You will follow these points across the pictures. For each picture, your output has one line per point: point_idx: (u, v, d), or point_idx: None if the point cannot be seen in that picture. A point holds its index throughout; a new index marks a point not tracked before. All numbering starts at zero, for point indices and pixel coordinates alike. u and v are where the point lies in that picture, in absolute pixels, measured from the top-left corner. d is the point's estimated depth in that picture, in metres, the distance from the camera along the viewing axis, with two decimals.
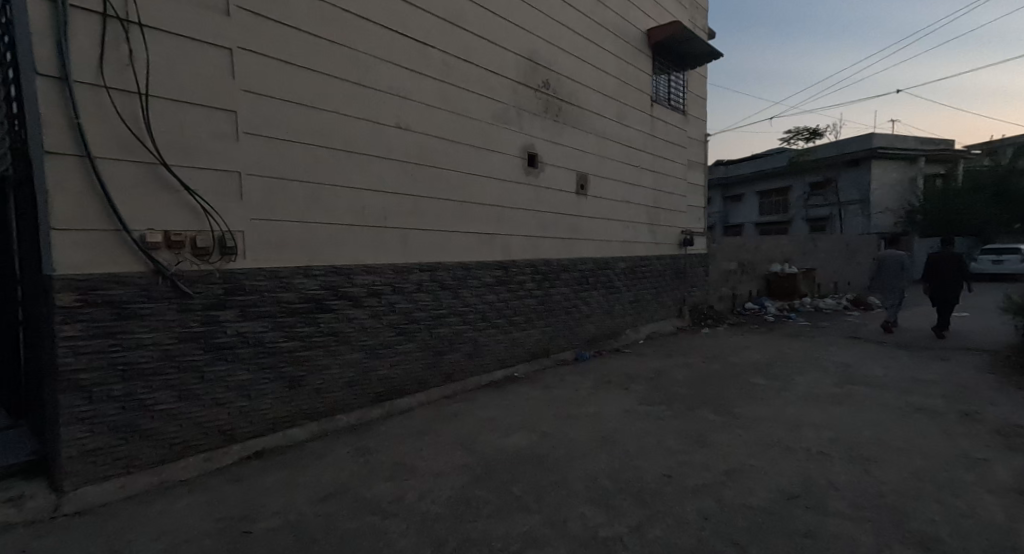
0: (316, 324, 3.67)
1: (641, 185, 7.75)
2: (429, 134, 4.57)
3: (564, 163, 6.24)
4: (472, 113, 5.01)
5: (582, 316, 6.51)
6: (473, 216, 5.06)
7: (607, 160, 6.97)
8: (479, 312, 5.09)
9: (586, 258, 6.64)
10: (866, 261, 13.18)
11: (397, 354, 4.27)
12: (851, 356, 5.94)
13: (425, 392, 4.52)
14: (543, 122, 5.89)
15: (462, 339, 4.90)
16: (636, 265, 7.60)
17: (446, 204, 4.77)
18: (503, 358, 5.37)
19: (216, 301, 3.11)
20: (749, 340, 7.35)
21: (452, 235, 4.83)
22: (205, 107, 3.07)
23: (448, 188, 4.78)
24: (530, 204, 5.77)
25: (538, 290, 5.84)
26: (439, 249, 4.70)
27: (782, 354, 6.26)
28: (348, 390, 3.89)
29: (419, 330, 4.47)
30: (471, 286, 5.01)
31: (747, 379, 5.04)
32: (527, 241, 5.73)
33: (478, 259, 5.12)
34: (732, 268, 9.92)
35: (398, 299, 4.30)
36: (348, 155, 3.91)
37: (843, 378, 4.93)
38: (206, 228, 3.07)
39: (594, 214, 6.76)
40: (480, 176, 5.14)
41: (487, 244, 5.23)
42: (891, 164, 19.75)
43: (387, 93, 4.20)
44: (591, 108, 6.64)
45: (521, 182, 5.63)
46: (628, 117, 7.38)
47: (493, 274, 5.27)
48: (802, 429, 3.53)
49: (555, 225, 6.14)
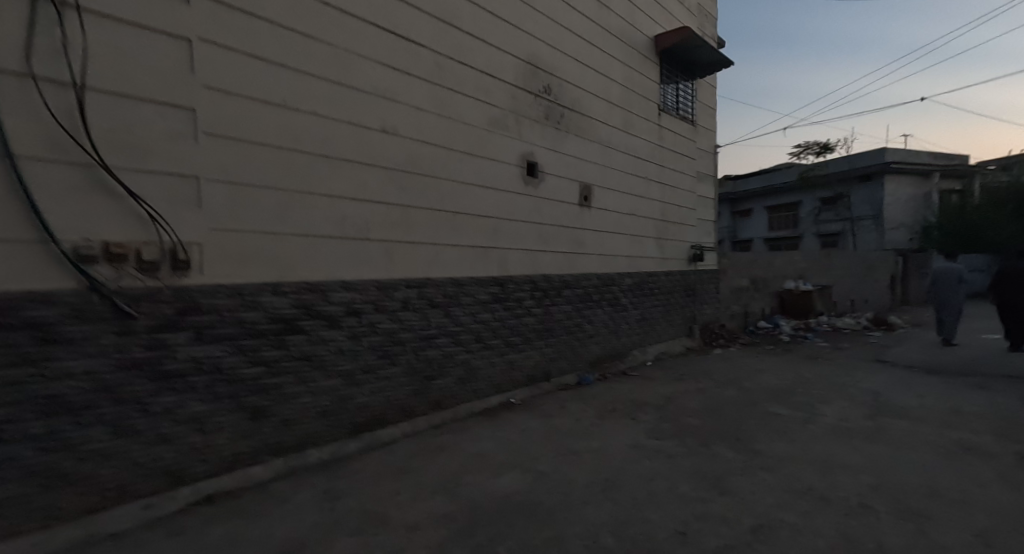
0: (285, 347, 3.29)
1: (648, 198, 7.38)
2: (418, 140, 4.23)
3: (566, 173, 5.88)
4: (467, 117, 4.68)
5: (585, 336, 6.09)
6: (467, 228, 4.69)
7: (612, 171, 6.62)
8: (473, 333, 4.69)
9: (590, 274, 6.24)
10: (883, 279, 12.68)
11: (379, 380, 3.87)
12: (878, 383, 5.47)
13: (411, 422, 4.10)
14: (544, 130, 5.54)
15: (453, 362, 4.49)
16: (643, 282, 7.19)
17: (437, 215, 4.41)
18: (499, 382, 4.95)
19: (165, 322, 2.73)
20: (765, 362, 6.88)
21: (443, 248, 4.46)
22: (158, 104, 2.73)
23: (439, 198, 4.43)
24: (530, 216, 5.40)
25: (537, 308, 5.44)
26: (429, 264, 4.33)
27: (802, 379, 5.80)
28: (322, 421, 3.49)
29: (405, 352, 4.07)
30: (464, 304, 4.62)
31: (767, 408, 4.58)
32: (526, 256, 5.35)
33: (472, 274, 4.74)
34: (744, 285, 9.48)
35: (382, 319, 3.91)
36: (326, 161, 3.57)
37: (873, 409, 4.47)
38: (154, 239, 2.70)
39: (598, 227, 6.38)
40: (475, 185, 4.78)
41: (482, 258, 4.85)
42: (903, 179, 19.31)
43: (371, 94, 3.87)
44: (595, 116, 6.31)
45: (519, 192, 5.27)
46: (634, 126, 7.03)
47: (489, 290, 4.88)
48: (835, 474, 3.08)
49: (557, 239, 5.76)
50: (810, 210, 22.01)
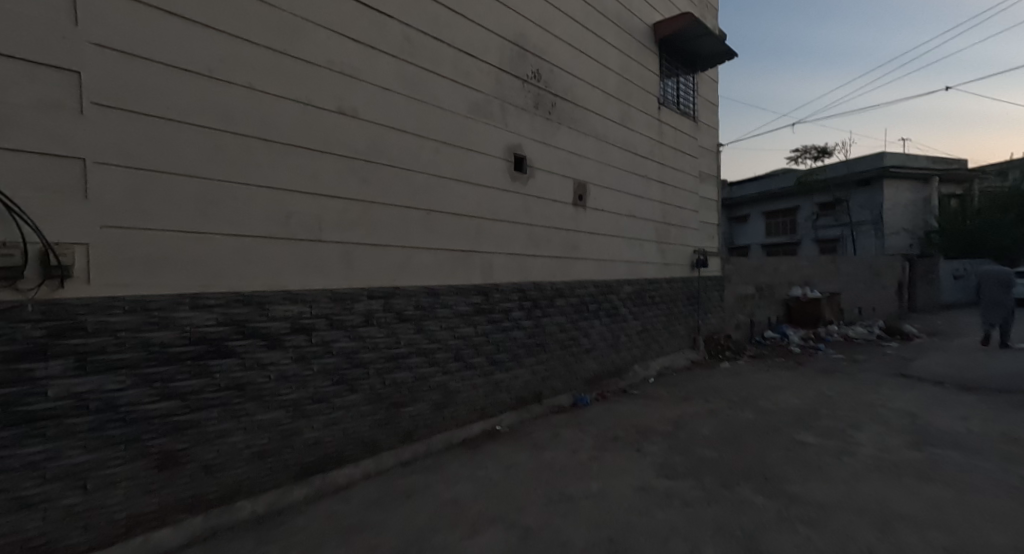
0: (208, 375, 2.63)
1: (649, 198, 6.79)
2: (385, 125, 3.62)
3: (558, 169, 5.28)
4: (445, 102, 4.07)
5: (580, 351, 5.46)
6: (443, 229, 4.07)
7: (609, 167, 6.03)
8: (450, 350, 4.05)
9: (586, 281, 5.62)
10: (890, 285, 12.15)
11: (334, 410, 3.22)
12: (910, 402, 4.86)
13: (374, 459, 3.44)
14: (533, 119, 4.94)
15: (427, 385, 3.85)
16: (644, 290, 6.58)
17: (408, 213, 3.79)
18: (481, 407, 4.31)
19: (29, 347, 2.08)
20: (778, 378, 6.26)
21: (415, 252, 3.83)
22: (25, 63, 2.09)
23: (411, 194, 3.81)
24: (517, 216, 4.79)
25: (526, 321, 4.81)
26: (398, 270, 3.70)
27: (823, 398, 5.19)
28: (258, 464, 2.82)
29: (367, 376, 3.43)
30: (440, 317, 3.99)
31: (792, 437, 3.96)
32: (514, 261, 4.73)
33: (450, 282, 4.11)
34: (749, 292, 8.89)
35: (338, 337, 3.26)
36: (266, 145, 2.94)
37: (915, 436, 3.86)
38: (15, 238, 2.05)
39: (594, 229, 5.77)
40: (454, 180, 4.16)
41: (462, 263, 4.22)
42: (903, 184, 18.91)
43: (326, 68, 3.25)
44: (590, 106, 5.73)
45: (505, 189, 4.66)
46: (632, 120, 6.46)
47: (470, 301, 4.25)
48: (896, 531, 2.46)
49: (548, 242, 5.14)
50: (808, 215, 21.57)
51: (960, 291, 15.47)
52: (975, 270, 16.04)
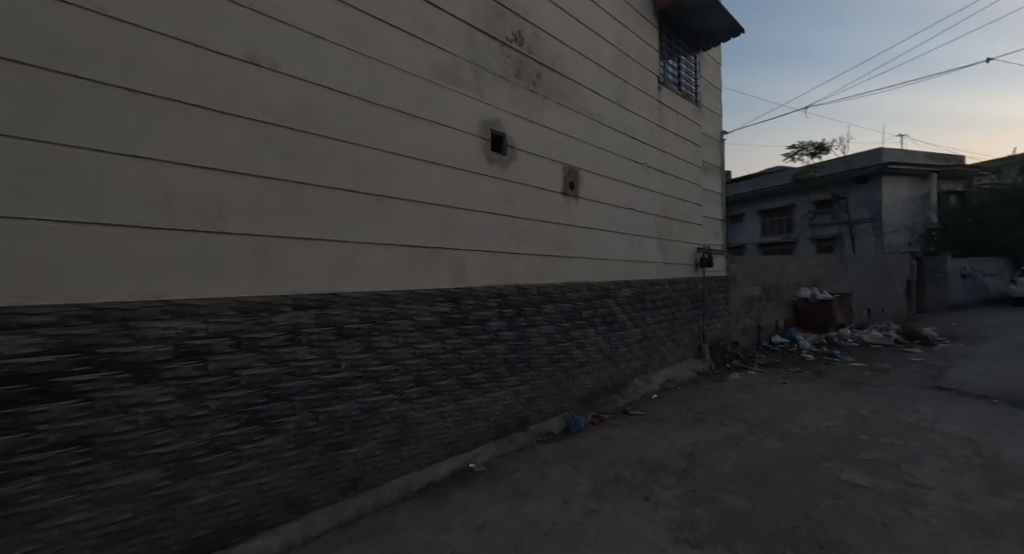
0: (26, 430, 1.78)
1: (649, 188, 6.02)
2: (318, 84, 2.78)
3: (545, 152, 4.49)
4: (401, 61, 3.25)
5: (573, 366, 4.66)
6: (400, 220, 3.25)
7: (604, 153, 5.25)
8: (409, 372, 3.23)
9: (579, 283, 4.83)
10: (899, 285, 11.48)
11: (242, 462, 2.37)
12: (964, 425, 4.11)
13: (302, 521, 2.60)
14: (515, 91, 4.15)
15: (378, 418, 3.02)
16: (645, 293, 5.80)
17: (352, 199, 2.96)
18: (451, 440, 3.49)
19: None
20: (797, 392, 5.50)
21: (362, 249, 3.01)
22: None
23: (356, 175, 2.99)
24: (496, 205, 3.98)
25: (507, 332, 4.00)
26: (338, 272, 2.87)
27: (858, 419, 4.43)
28: (114, 550, 1.98)
29: (292, 412, 2.59)
30: (395, 331, 3.16)
31: (836, 477, 3.18)
32: (492, 260, 3.92)
33: (411, 287, 3.29)
34: (756, 294, 8.16)
35: (248, 363, 2.42)
36: (130, 97, 2.08)
37: (992, 476, 3.10)
38: None
39: (588, 223, 4.98)
40: (414, 160, 3.34)
41: (426, 263, 3.40)
42: (903, 180, 18.36)
43: (230, 0, 2.40)
44: (582, 81, 4.95)
45: (481, 172, 3.85)
46: (630, 100, 5.69)
47: (435, 309, 3.44)
48: None
49: (534, 237, 4.34)
50: (805, 214, 20.97)
51: (967, 290, 14.88)
52: (980, 269, 15.47)
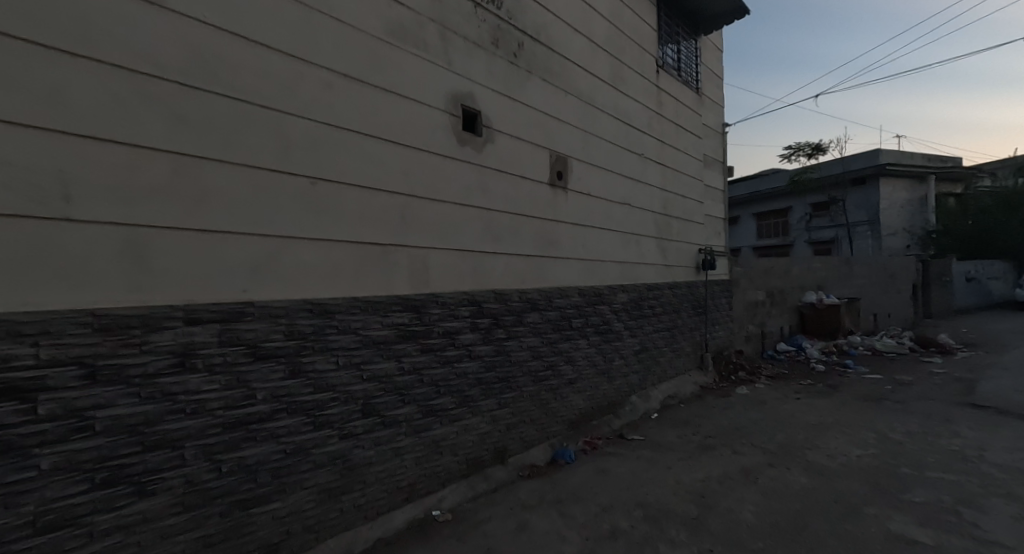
0: None
1: (647, 182, 5.41)
2: (226, 30, 2.14)
3: (528, 135, 3.87)
4: (344, 11, 2.61)
5: (561, 384, 4.03)
6: (343, 210, 2.61)
7: (597, 139, 4.64)
8: (353, 400, 2.58)
9: (569, 287, 4.20)
10: (905, 289, 10.95)
11: (94, 540, 1.71)
12: (1018, 454, 3.51)
13: None
14: (491, 62, 3.54)
15: (308, 462, 2.36)
16: (643, 298, 5.18)
17: (275, 182, 2.31)
18: (408, 483, 2.83)
19: None
20: (814, 410, 4.89)
21: (288, 245, 2.36)
22: None
23: (281, 151, 2.34)
24: (468, 195, 3.36)
25: (482, 347, 3.37)
26: (253, 274, 2.22)
27: (891, 444, 3.82)
28: None
29: (180, 464, 1.92)
30: (335, 349, 2.51)
31: (885, 529, 2.57)
32: (463, 261, 3.29)
33: (356, 294, 2.65)
34: (760, 299, 7.57)
35: (109, 401, 1.75)
36: None
37: None
38: None
39: (578, 219, 4.36)
40: (361, 136, 2.70)
41: (377, 264, 2.77)
42: (902, 181, 17.94)
43: None
44: (571, 56, 4.34)
45: (449, 156, 3.23)
46: (625, 82, 5.08)
47: (389, 321, 2.79)
48: None
49: (515, 234, 3.71)
50: (801, 216, 20.49)
51: (971, 294, 14.39)
52: (984, 272, 14.99)
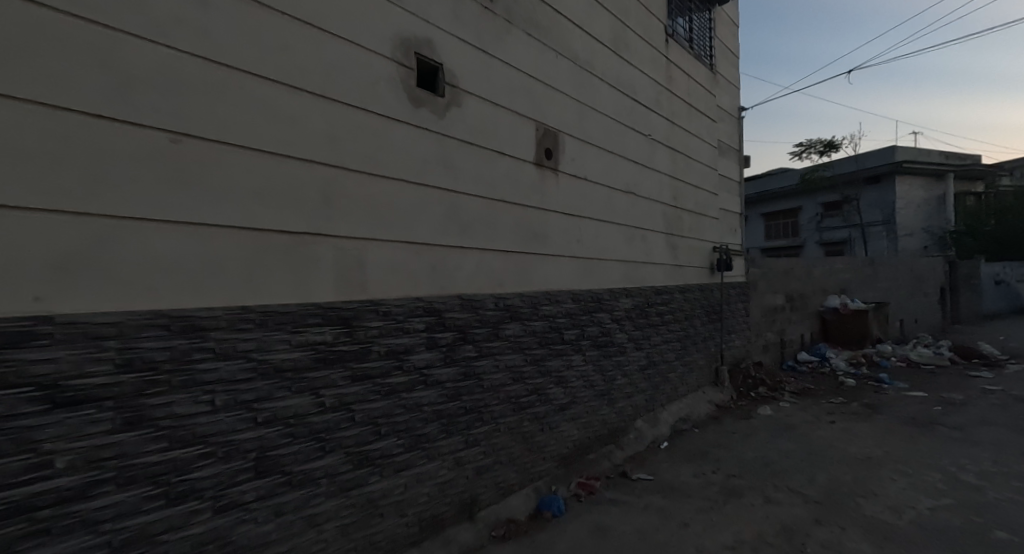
0: None
1: (655, 167, 4.63)
2: None
3: (508, 102, 3.09)
4: None
5: (549, 411, 3.24)
6: (228, 183, 1.83)
7: (594, 113, 3.85)
8: (238, 456, 1.80)
9: (559, 292, 3.41)
10: (931, 293, 10.10)
11: None
12: None
13: None
14: (457, 4, 2.77)
15: None
16: (650, 304, 4.39)
17: (105, 135, 1.54)
18: None
19: None
20: (856, 439, 4.07)
21: (130, 230, 1.59)
22: None
23: (115, 89, 1.56)
24: (425, 172, 2.58)
25: (442, 370, 2.58)
26: (61, 275, 1.44)
27: (968, 491, 3.01)
28: None
29: None
30: (209, 383, 1.72)
31: None
32: (414, 257, 2.51)
33: (247, 303, 1.87)
34: (779, 303, 6.76)
35: None
36: None
37: None
38: None
39: (572, 207, 3.58)
40: (258, 80, 1.92)
41: (284, 261, 2.00)
42: (921, 179, 17.06)
43: None
44: (563, 10, 3.56)
45: (398, 119, 2.45)
46: (629, 49, 4.31)
47: (301, 340, 2.01)
48: None
49: (488, 224, 2.93)
50: (811, 216, 19.65)
51: (998, 298, 13.50)
52: (1010, 274, 14.09)
